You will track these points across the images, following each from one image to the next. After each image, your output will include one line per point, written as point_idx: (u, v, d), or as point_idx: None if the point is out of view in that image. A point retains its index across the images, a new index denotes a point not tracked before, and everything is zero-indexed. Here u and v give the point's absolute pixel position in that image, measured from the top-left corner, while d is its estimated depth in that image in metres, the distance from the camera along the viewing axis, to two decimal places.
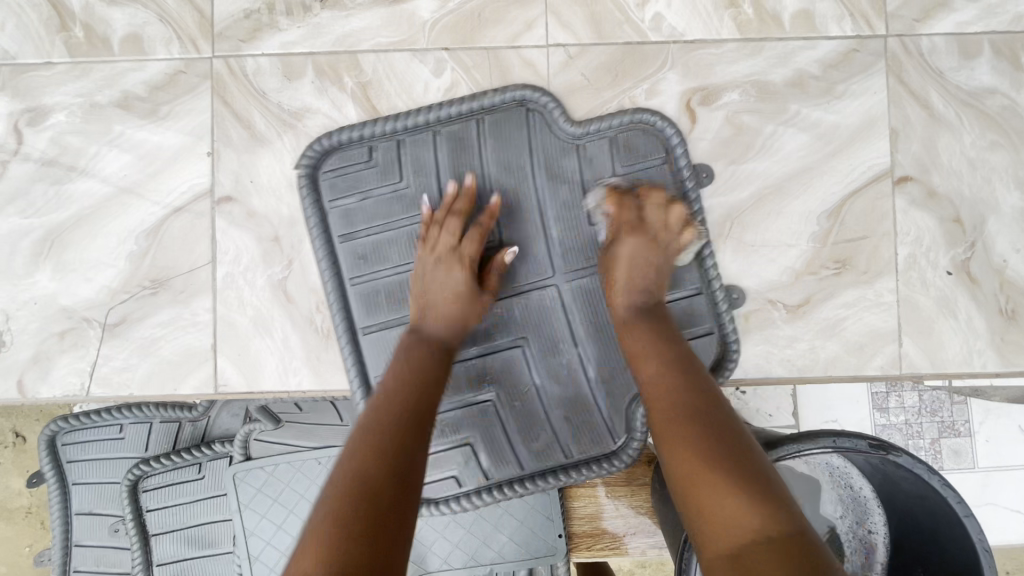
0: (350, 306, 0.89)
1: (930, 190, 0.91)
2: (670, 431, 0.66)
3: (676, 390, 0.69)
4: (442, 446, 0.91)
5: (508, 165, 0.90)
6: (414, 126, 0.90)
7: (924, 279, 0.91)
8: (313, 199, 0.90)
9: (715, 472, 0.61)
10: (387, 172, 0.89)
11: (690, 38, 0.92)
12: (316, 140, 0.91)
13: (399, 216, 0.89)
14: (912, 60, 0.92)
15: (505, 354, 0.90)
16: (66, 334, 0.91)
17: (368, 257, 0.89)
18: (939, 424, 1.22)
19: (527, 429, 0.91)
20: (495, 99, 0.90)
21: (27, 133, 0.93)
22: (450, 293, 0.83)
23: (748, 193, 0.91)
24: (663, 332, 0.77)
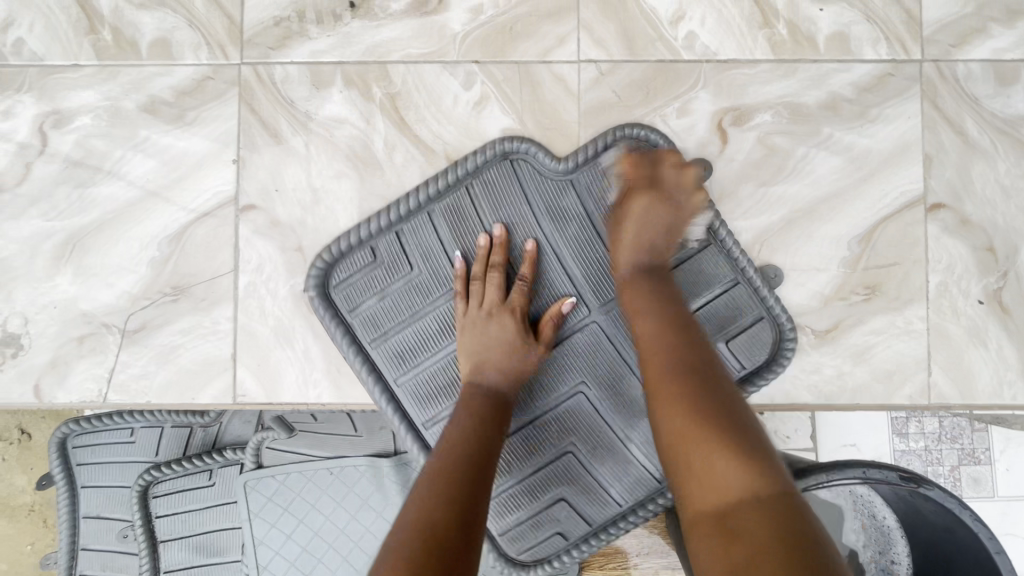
0: (406, 407, 0.89)
1: (963, 218, 0.90)
2: (664, 389, 0.67)
3: (670, 350, 0.71)
4: (540, 508, 0.90)
5: (512, 222, 0.89)
6: (408, 211, 0.89)
7: (955, 307, 0.90)
8: (335, 316, 0.88)
9: (702, 429, 0.62)
10: (397, 266, 0.89)
11: (724, 58, 0.91)
12: (315, 257, 0.89)
13: (422, 304, 0.89)
14: (947, 86, 0.91)
15: (570, 403, 0.89)
16: (85, 339, 0.90)
17: (408, 354, 0.89)
18: (959, 451, 1.19)
19: (613, 470, 0.89)
20: (477, 161, 0.89)
21: (52, 135, 0.92)
22: (508, 372, 0.83)
23: (778, 215, 0.90)
24: (659, 295, 0.78)
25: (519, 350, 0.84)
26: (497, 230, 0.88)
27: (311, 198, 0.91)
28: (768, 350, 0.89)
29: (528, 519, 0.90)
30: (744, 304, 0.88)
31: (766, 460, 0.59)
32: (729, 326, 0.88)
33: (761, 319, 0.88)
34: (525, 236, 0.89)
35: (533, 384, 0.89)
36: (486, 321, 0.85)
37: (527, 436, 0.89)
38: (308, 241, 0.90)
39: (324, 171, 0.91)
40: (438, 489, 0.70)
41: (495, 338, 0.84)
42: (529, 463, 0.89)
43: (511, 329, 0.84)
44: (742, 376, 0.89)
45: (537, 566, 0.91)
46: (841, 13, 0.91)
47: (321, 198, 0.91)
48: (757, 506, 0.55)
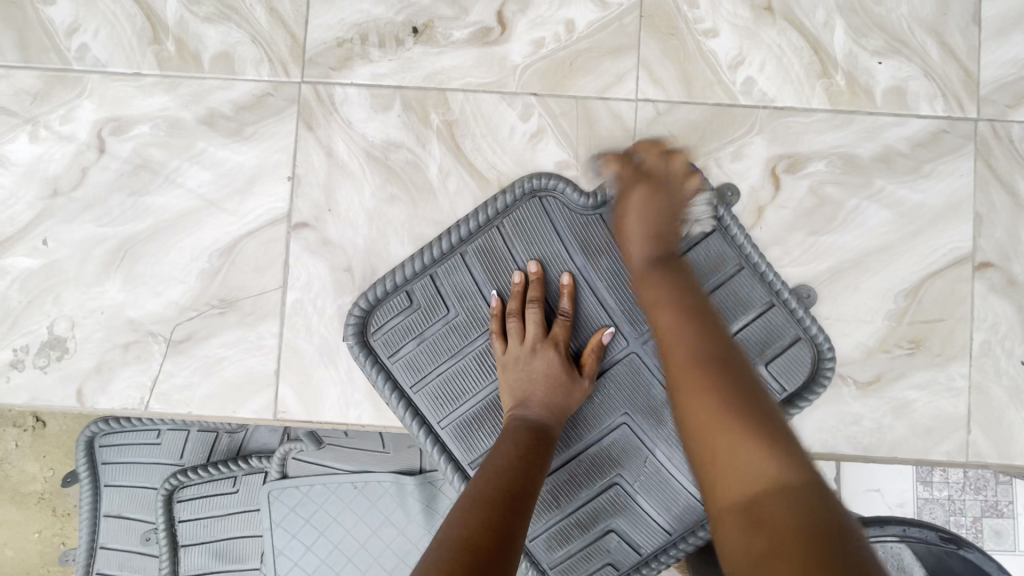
0: (450, 448, 0.89)
1: (1010, 278, 0.90)
2: (686, 379, 0.66)
3: (694, 336, 0.70)
4: (590, 540, 0.90)
5: (546, 258, 0.90)
6: (441, 255, 0.89)
7: (997, 366, 0.90)
8: (374, 363, 0.89)
9: (730, 423, 0.60)
10: (433, 309, 0.90)
11: (780, 105, 0.92)
12: (354, 303, 0.90)
13: (461, 345, 0.90)
14: (1001, 145, 0.91)
15: (614, 434, 0.89)
16: (131, 346, 0.91)
17: (448, 394, 0.90)
18: (983, 502, 1.17)
19: (660, 499, 0.89)
20: (506, 201, 0.90)
21: (109, 141, 0.93)
22: (551, 407, 0.83)
23: (826, 265, 0.90)
24: (679, 282, 0.77)
25: (562, 385, 0.84)
26: (532, 266, 0.88)
27: (363, 220, 0.91)
28: (809, 369, 0.88)
29: (579, 550, 0.90)
30: (781, 325, 0.88)
31: (795, 453, 0.58)
32: (767, 349, 0.88)
33: (799, 339, 0.88)
34: (559, 270, 0.89)
35: (578, 416, 0.90)
36: (529, 357, 0.85)
37: (574, 470, 0.90)
38: (358, 262, 0.91)
39: (377, 192, 0.91)
40: (475, 511, 0.69)
41: (539, 373, 0.84)
42: (576, 496, 0.90)
43: (555, 363, 0.85)
44: (782, 398, 0.88)
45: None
46: (900, 67, 0.91)
47: (374, 220, 0.91)
48: (788, 501, 0.53)
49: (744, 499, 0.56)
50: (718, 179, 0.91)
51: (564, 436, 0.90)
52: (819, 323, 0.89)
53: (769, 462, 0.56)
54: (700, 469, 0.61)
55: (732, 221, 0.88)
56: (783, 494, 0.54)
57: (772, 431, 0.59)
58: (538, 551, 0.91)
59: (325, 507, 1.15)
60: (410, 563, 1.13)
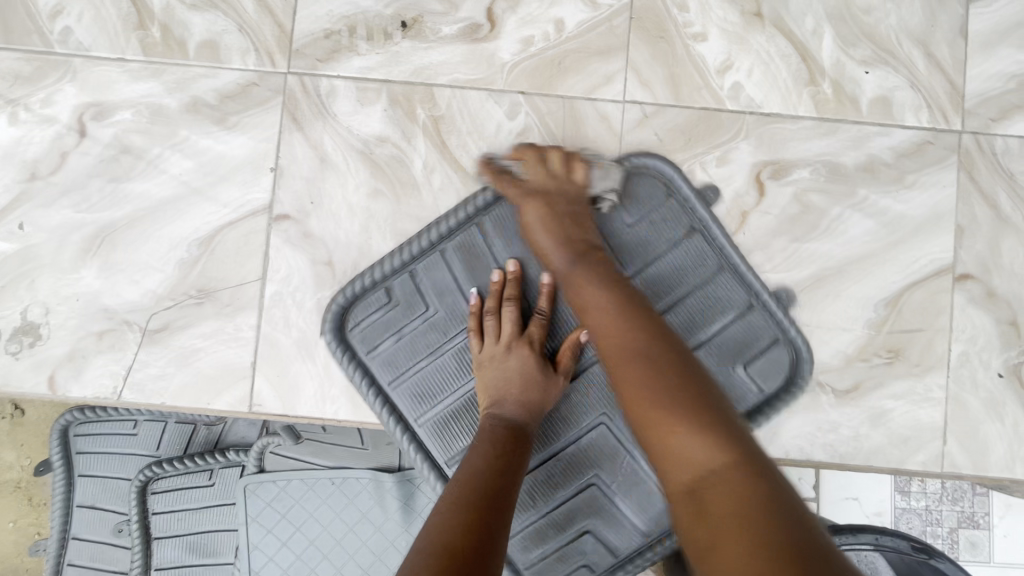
0: (427, 444, 0.89)
1: (990, 290, 0.91)
2: (625, 380, 0.68)
3: (631, 334, 0.71)
4: (564, 541, 0.90)
5: (525, 258, 0.90)
6: (421, 251, 0.89)
7: (974, 378, 0.90)
8: (350, 360, 0.89)
9: (671, 418, 0.63)
10: (413, 305, 0.89)
11: (767, 111, 0.92)
12: (333, 301, 0.89)
13: (441, 342, 0.89)
14: (984, 158, 0.92)
15: (593, 434, 0.89)
16: (105, 334, 0.90)
17: (427, 390, 0.89)
18: (959, 513, 1.17)
19: (637, 500, 0.89)
20: (480, 202, 0.90)
21: (90, 126, 0.91)
22: (527, 405, 0.83)
23: (808, 271, 0.91)
24: (603, 278, 0.78)
25: (541, 384, 0.84)
26: (511, 266, 0.88)
27: (345, 214, 0.91)
28: (785, 374, 0.89)
29: (554, 551, 0.90)
30: (759, 327, 0.88)
31: (732, 437, 0.60)
32: (746, 350, 0.88)
33: (777, 341, 0.89)
34: (539, 271, 0.89)
35: (555, 416, 0.89)
36: (505, 356, 0.84)
37: (549, 470, 0.89)
38: (339, 256, 0.90)
39: (361, 185, 0.91)
40: (457, 516, 0.68)
41: (514, 372, 0.83)
42: (553, 496, 0.89)
43: (529, 362, 0.84)
44: (759, 399, 0.89)
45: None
46: (886, 77, 0.92)
47: (357, 214, 0.91)
48: (726, 487, 0.56)
49: (691, 489, 0.58)
50: (703, 183, 0.91)
51: (540, 435, 0.89)
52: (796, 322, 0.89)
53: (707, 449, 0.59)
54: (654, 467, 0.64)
55: (715, 224, 0.89)
56: (722, 480, 0.57)
57: (709, 418, 0.62)
58: (514, 552, 0.90)
59: (301, 503, 1.14)
60: (386, 561, 1.12)
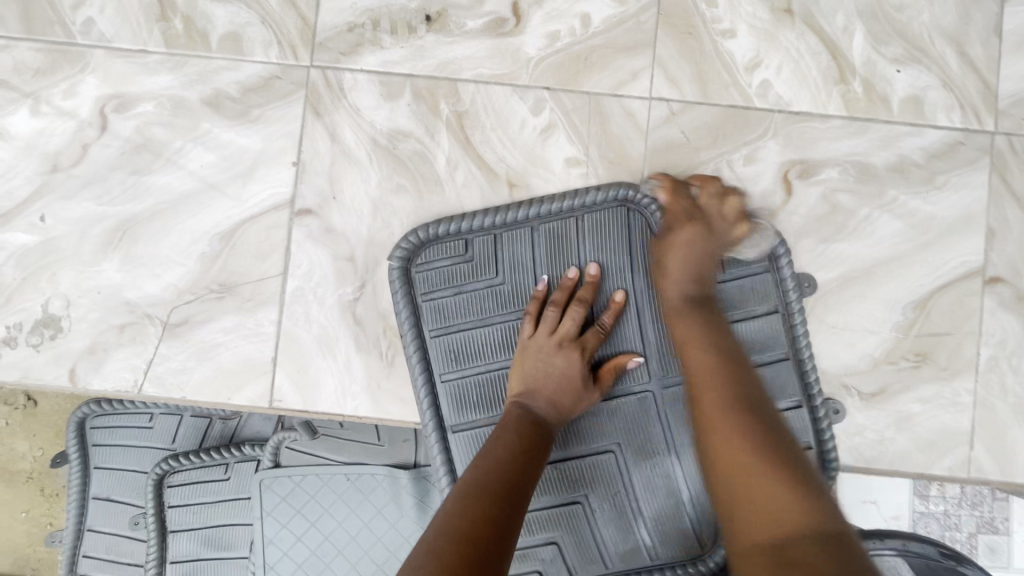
0: (441, 400, 0.88)
1: (1020, 294, 0.89)
2: (721, 421, 0.67)
3: (721, 380, 0.72)
4: (531, 543, 0.89)
5: (607, 264, 0.88)
6: (513, 222, 0.89)
7: (1003, 382, 0.89)
8: (406, 295, 0.88)
9: (765, 468, 0.62)
10: (482, 268, 0.88)
11: (796, 109, 0.90)
12: (412, 230, 0.89)
13: (493, 313, 0.88)
14: (1017, 160, 0.90)
15: (599, 458, 0.88)
16: (126, 328, 0.89)
17: (462, 354, 0.88)
18: (978, 518, 1.16)
19: (618, 526, 0.88)
20: (596, 198, 0.88)
21: (112, 118, 0.91)
22: (558, 405, 0.82)
23: (836, 273, 0.89)
24: (715, 326, 0.79)
25: (576, 389, 0.83)
26: (591, 268, 0.87)
27: (367, 210, 0.90)
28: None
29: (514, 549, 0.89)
30: (799, 429, 0.88)
31: (825, 502, 0.59)
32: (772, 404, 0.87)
33: (809, 448, 0.88)
34: (615, 287, 0.88)
35: (572, 426, 0.88)
36: (553, 352, 0.83)
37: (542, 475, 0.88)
38: (360, 252, 0.90)
39: (384, 181, 0.90)
40: (477, 503, 0.69)
41: (557, 370, 0.82)
42: (536, 498, 0.88)
43: (576, 366, 0.83)
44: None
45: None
46: (918, 76, 0.90)
47: (379, 210, 0.90)
48: (818, 548, 0.54)
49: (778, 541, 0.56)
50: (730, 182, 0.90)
51: (559, 438, 0.88)
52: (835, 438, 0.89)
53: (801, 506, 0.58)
54: (727, 513, 0.62)
55: (795, 299, 0.88)
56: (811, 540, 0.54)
57: (801, 476, 0.61)
58: None
59: (316, 497, 1.14)
60: (400, 557, 1.12)
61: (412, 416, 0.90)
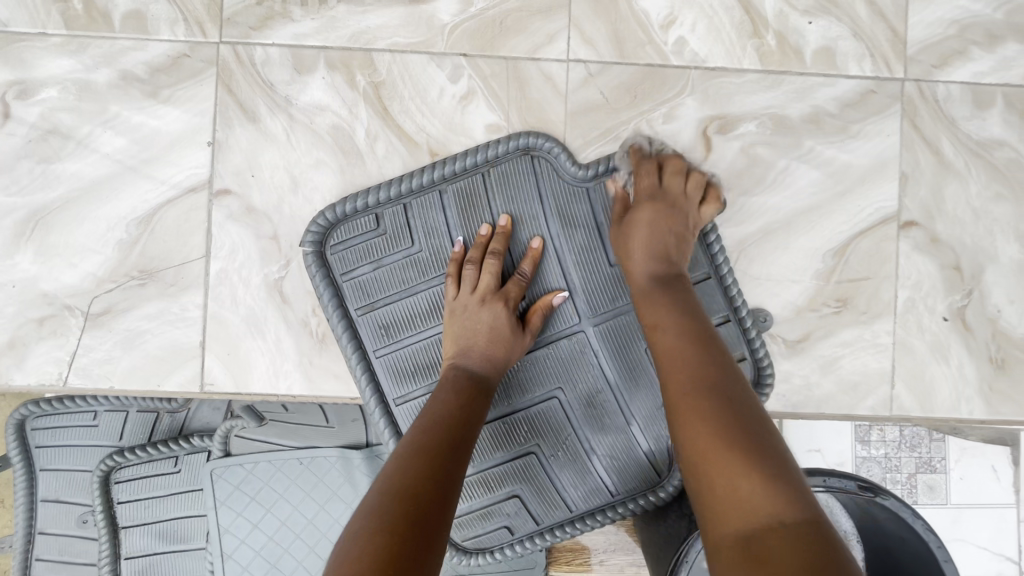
0: (380, 377, 0.88)
1: (934, 236, 0.92)
2: (683, 403, 0.64)
3: (693, 361, 0.68)
4: (493, 500, 0.91)
5: (519, 214, 0.88)
6: (420, 188, 0.88)
7: (920, 323, 0.92)
8: (325, 276, 0.87)
9: (725, 451, 0.58)
10: (397, 238, 0.88)
11: (712, 66, 0.91)
12: (320, 213, 0.88)
13: (416, 281, 0.88)
14: (927, 106, 0.92)
15: (544, 405, 0.89)
16: (46, 321, 0.87)
17: (393, 327, 0.88)
18: (917, 459, 1.21)
19: (573, 475, 0.90)
20: (499, 150, 0.88)
21: (15, 106, 0.88)
22: (489, 358, 0.82)
23: (758, 225, 0.91)
24: (683, 305, 0.75)
25: (506, 342, 0.83)
26: (504, 220, 0.87)
27: (288, 187, 0.89)
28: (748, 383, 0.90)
29: (480, 508, 0.91)
30: (730, 342, 0.89)
31: (792, 482, 0.56)
32: None
33: (743, 360, 0.89)
34: (531, 233, 0.88)
35: (514, 379, 0.90)
36: (476, 308, 0.83)
37: (492, 431, 0.89)
38: (284, 231, 0.89)
39: (303, 157, 0.89)
40: (413, 461, 0.69)
41: (484, 324, 0.83)
42: (492, 456, 0.90)
43: (501, 317, 0.83)
44: None
45: (476, 553, 0.93)
46: (829, 28, 0.91)
47: (300, 186, 0.89)
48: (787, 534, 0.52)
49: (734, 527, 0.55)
50: (649, 140, 0.90)
51: (501, 393, 0.90)
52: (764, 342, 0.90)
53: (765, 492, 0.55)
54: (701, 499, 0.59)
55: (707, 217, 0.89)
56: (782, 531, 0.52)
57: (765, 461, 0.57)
58: None
59: (270, 484, 1.13)
60: None
61: (347, 392, 0.90)
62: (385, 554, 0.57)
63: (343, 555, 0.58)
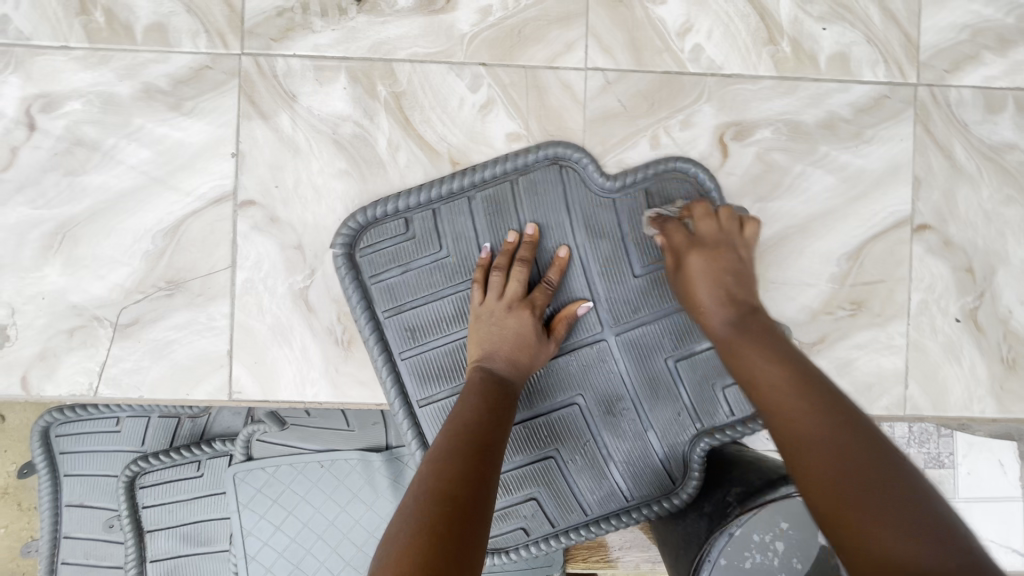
0: (405, 379, 0.90)
1: (946, 239, 0.94)
2: (801, 462, 0.61)
3: (803, 409, 0.64)
4: (511, 502, 0.93)
5: (547, 223, 0.90)
6: (449, 195, 0.89)
7: (933, 324, 0.94)
8: (354, 279, 0.88)
9: (863, 514, 0.54)
10: (425, 243, 0.89)
11: (728, 73, 0.92)
12: (351, 216, 0.89)
13: (443, 285, 0.89)
14: (939, 111, 0.93)
15: (564, 411, 0.91)
16: (75, 332, 0.89)
17: (418, 330, 0.90)
18: (926, 454, 1.23)
19: (590, 480, 0.92)
20: (528, 160, 0.90)
21: (40, 119, 0.89)
22: (515, 363, 0.84)
23: (773, 230, 0.93)
24: (769, 347, 0.73)
25: (531, 349, 0.85)
26: (532, 229, 0.88)
27: (312, 197, 0.90)
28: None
29: (497, 510, 0.93)
30: None
31: (943, 539, 0.51)
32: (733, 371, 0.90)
33: None
34: (557, 242, 0.90)
35: (535, 386, 0.91)
36: (504, 313, 0.85)
37: (514, 435, 0.91)
38: (308, 240, 0.90)
39: (326, 168, 0.90)
40: (449, 461, 0.71)
41: (512, 331, 0.84)
42: (512, 459, 0.92)
43: (528, 324, 0.85)
44: (727, 422, 0.91)
45: (493, 554, 0.96)
46: (843, 33, 0.93)
47: (323, 196, 0.90)
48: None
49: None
50: (667, 148, 0.92)
51: (522, 399, 0.92)
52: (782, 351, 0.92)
53: (917, 544, 0.51)
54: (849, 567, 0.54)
55: None
56: None
57: (902, 511, 0.53)
58: None
59: (292, 487, 1.15)
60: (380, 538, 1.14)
61: (373, 399, 0.92)
62: (428, 554, 0.59)
63: (381, 559, 0.61)
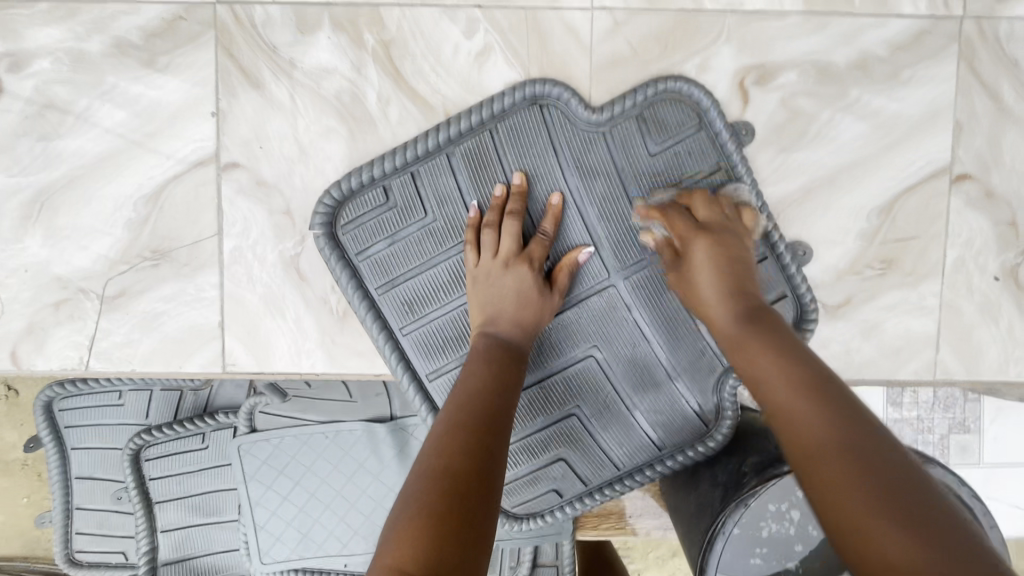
0: (409, 354, 0.86)
1: (988, 190, 0.86)
2: (804, 457, 0.54)
3: (811, 400, 0.57)
4: (538, 466, 0.90)
5: (534, 170, 0.83)
6: (425, 153, 0.83)
7: (969, 284, 0.87)
8: (339, 257, 0.83)
9: (864, 503, 0.48)
10: (409, 209, 0.83)
11: (749, 9, 0.83)
12: (326, 191, 0.83)
13: (434, 253, 0.84)
14: (987, 47, 0.84)
15: (582, 365, 0.87)
16: (62, 305, 0.85)
17: (416, 302, 0.85)
18: (950, 420, 1.17)
19: (616, 434, 0.89)
20: (505, 104, 0.82)
21: (8, 80, 0.83)
22: (519, 323, 0.79)
23: (797, 184, 0.86)
24: (783, 343, 0.64)
25: (534, 303, 0.80)
26: (518, 178, 0.82)
27: (298, 157, 0.84)
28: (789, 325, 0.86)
29: (526, 475, 0.90)
30: (768, 279, 0.84)
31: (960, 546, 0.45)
32: None
33: (785, 296, 0.85)
34: (549, 189, 0.83)
35: (545, 342, 0.87)
36: (500, 273, 0.80)
37: (530, 398, 0.88)
38: (297, 204, 0.85)
39: (314, 126, 0.84)
40: (454, 438, 0.66)
41: (509, 289, 0.79)
42: (533, 422, 0.88)
43: (527, 281, 0.80)
44: None
45: (527, 519, 0.93)
46: None
47: (311, 156, 0.84)
48: None
49: None
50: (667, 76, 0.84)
51: (533, 358, 0.87)
52: (807, 280, 0.85)
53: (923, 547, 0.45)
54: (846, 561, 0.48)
55: (734, 147, 0.83)
56: None
57: (920, 510, 0.48)
58: None
59: (298, 458, 1.13)
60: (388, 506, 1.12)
61: (371, 369, 0.88)
62: (434, 541, 0.55)
63: (389, 539, 0.57)
